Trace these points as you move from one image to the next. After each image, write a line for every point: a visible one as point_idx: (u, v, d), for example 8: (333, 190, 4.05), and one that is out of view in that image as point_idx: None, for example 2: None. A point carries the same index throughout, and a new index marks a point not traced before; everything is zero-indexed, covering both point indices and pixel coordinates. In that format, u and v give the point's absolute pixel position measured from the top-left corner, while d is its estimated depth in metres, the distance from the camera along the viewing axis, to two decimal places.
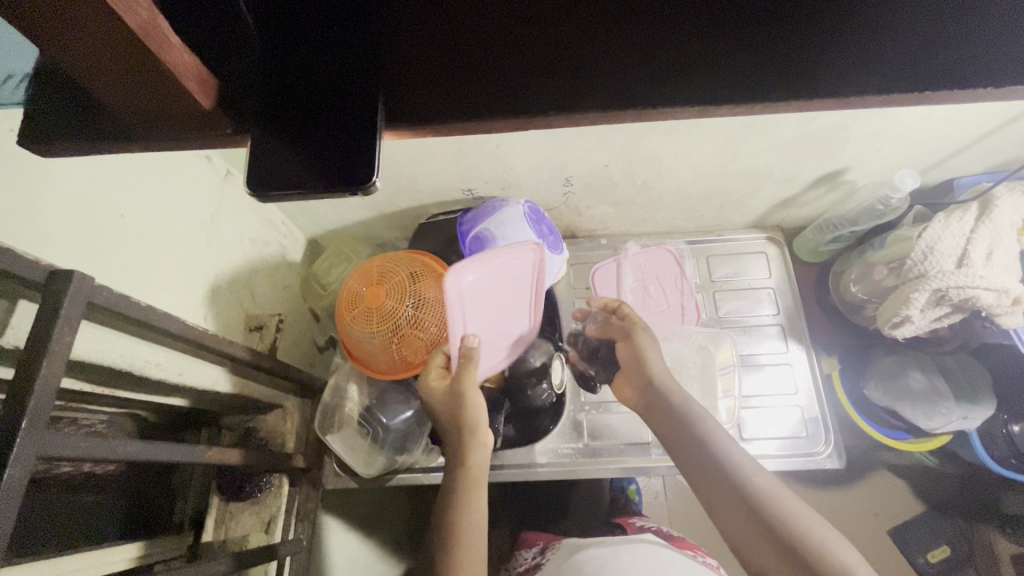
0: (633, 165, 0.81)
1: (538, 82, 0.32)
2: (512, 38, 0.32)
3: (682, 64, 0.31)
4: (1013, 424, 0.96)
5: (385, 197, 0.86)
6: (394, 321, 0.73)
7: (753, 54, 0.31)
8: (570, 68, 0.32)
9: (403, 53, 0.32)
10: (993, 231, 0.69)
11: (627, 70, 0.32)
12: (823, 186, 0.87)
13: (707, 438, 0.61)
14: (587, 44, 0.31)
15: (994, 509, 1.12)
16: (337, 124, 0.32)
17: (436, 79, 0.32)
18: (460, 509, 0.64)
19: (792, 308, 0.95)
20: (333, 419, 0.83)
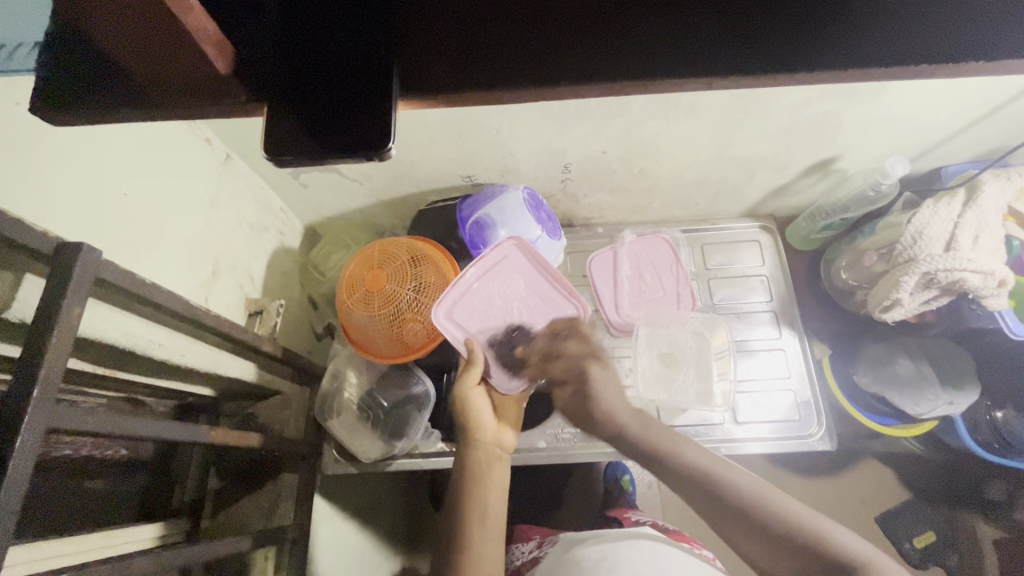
0: (631, 152, 0.81)
1: (551, 52, 0.33)
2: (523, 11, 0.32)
3: (694, 35, 0.32)
4: (996, 410, 1.00)
5: (384, 183, 0.86)
6: (395, 305, 0.74)
7: (761, 26, 0.32)
8: (580, 41, 0.33)
9: (417, 23, 0.33)
10: (979, 216, 0.71)
11: (640, 40, 0.32)
12: (815, 175, 0.89)
13: (680, 452, 0.58)
14: (596, 16, 0.32)
15: (978, 495, 1.16)
16: (351, 91, 0.32)
17: (448, 46, 0.33)
18: (466, 506, 0.63)
19: (784, 294, 0.97)
20: (332, 405, 0.83)
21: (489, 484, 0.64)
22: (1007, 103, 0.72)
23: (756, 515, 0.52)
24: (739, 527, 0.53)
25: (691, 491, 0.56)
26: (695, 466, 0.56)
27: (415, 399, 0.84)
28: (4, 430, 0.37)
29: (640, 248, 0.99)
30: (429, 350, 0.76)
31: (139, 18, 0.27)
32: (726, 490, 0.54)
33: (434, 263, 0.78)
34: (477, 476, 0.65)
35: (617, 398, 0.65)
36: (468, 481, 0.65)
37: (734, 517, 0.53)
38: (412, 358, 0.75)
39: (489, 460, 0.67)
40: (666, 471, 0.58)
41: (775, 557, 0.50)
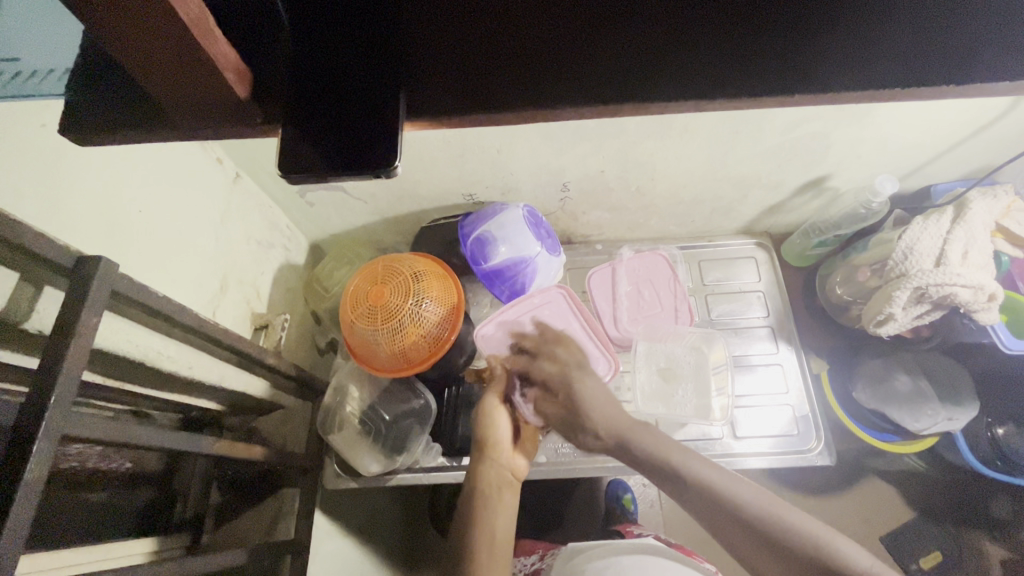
0: (628, 171, 0.84)
1: (549, 74, 0.35)
2: (520, 43, 0.35)
3: (683, 61, 0.34)
4: (997, 427, 1.01)
5: (387, 202, 0.88)
6: (397, 320, 0.74)
7: (743, 54, 0.34)
8: (570, 65, 0.35)
9: (422, 55, 0.35)
10: (968, 233, 0.73)
11: (633, 66, 0.35)
12: (808, 193, 0.92)
13: (681, 459, 0.59)
14: (585, 44, 0.35)
15: (982, 513, 1.16)
16: (361, 110, 0.34)
17: (452, 71, 0.35)
18: (477, 528, 0.65)
19: (781, 309, 0.98)
20: (333, 420, 0.83)
21: (500, 506, 0.67)
22: (990, 124, 0.74)
23: (764, 528, 0.52)
24: (742, 536, 0.54)
25: (692, 495, 0.57)
26: (693, 473, 0.57)
27: (417, 412, 0.85)
28: (21, 438, 0.38)
29: (638, 264, 1.01)
30: (429, 365, 0.76)
31: (166, 46, 0.29)
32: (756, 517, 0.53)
33: (436, 278, 0.78)
34: (489, 496, 0.68)
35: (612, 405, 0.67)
36: (481, 500, 0.67)
37: (739, 527, 0.54)
38: (413, 372, 0.75)
39: (500, 484, 0.70)
40: (668, 473, 0.59)
41: (777, 562, 0.51)
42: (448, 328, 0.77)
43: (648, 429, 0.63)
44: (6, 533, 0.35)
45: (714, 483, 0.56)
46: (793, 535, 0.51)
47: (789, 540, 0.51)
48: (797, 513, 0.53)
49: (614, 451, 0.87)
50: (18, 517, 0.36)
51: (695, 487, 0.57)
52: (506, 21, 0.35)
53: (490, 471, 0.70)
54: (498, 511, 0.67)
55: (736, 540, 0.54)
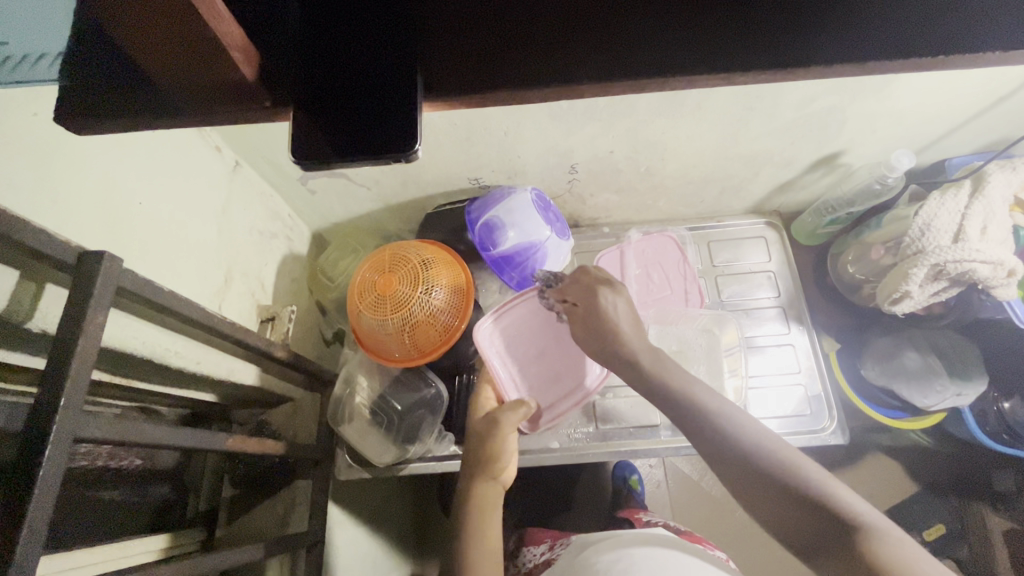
0: (637, 150, 0.81)
1: (577, 50, 0.33)
2: (543, 16, 0.33)
3: (712, 34, 0.33)
4: (1004, 401, 1.04)
5: (391, 188, 0.86)
6: (407, 309, 0.72)
7: (778, 25, 0.32)
8: (591, 37, 0.33)
9: (441, 31, 0.33)
10: (986, 207, 0.72)
11: (657, 41, 0.33)
12: (821, 170, 0.89)
13: (692, 390, 0.58)
14: (609, 17, 0.33)
15: (989, 487, 1.17)
16: (379, 93, 0.32)
17: (470, 47, 0.33)
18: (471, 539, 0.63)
19: (792, 290, 0.97)
20: (344, 411, 0.83)
21: (491, 522, 0.65)
22: (1011, 94, 0.72)
23: (759, 462, 0.51)
24: (738, 472, 0.52)
25: (692, 427, 0.56)
26: (699, 403, 0.57)
27: (427, 402, 0.83)
28: (32, 440, 0.37)
29: (648, 246, 0.99)
30: (440, 354, 0.75)
31: (156, 18, 0.27)
32: (768, 465, 0.51)
33: (445, 265, 0.76)
34: (481, 512, 0.65)
35: (631, 330, 0.65)
36: (476, 516, 0.65)
37: (734, 462, 0.53)
38: (425, 361, 0.74)
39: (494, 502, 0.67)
40: (673, 405, 0.58)
41: (773, 505, 0.49)
42: (459, 315, 0.75)
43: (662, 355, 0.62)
44: (23, 540, 0.34)
45: (721, 416, 0.55)
46: (790, 474, 0.50)
47: (785, 478, 0.50)
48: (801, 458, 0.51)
49: (627, 435, 0.86)
50: (33, 524, 0.35)
51: (698, 418, 0.56)
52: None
53: (489, 491, 0.67)
54: (491, 529, 0.65)
55: (733, 477, 0.53)
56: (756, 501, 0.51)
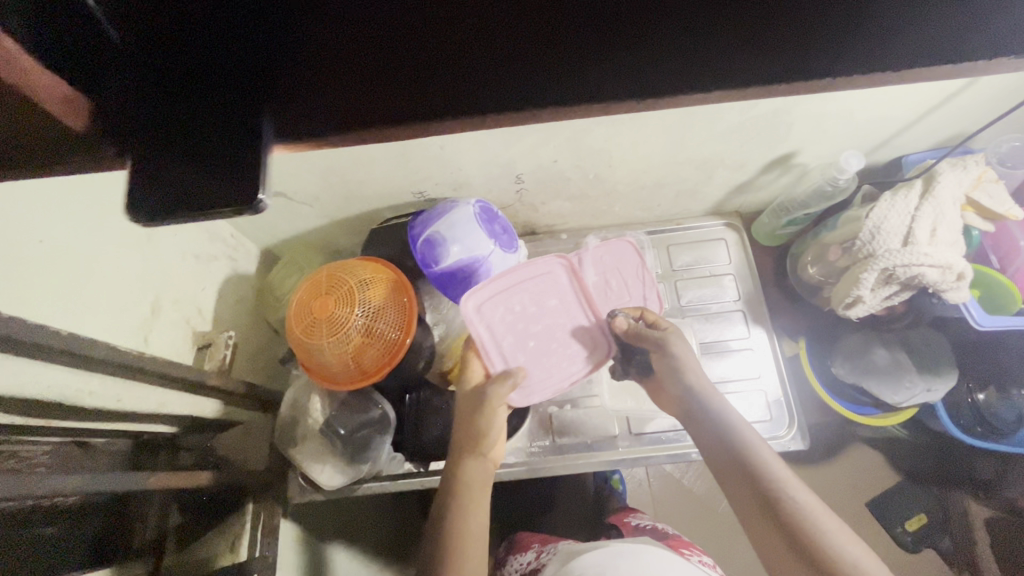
0: (582, 158, 0.79)
1: (436, 82, 0.30)
2: (398, 46, 0.29)
3: (588, 54, 0.29)
4: (977, 393, 1.06)
5: (334, 204, 0.84)
6: (345, 332, 0.70)
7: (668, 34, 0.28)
8: (452, 69, 0.30)
9: (287, 67, 0.30)
10: (936, 209, 0.70)
11: (526, 63, 0.29)
12: (776, 170, 0.87)
13: (750, 448, 0.59)
14: (476, 46, 0.29)
15: (968, 476, 1.17)
16: (223, 134, 0.30)
17: (310, 73, 0.30)
18: (456, 525, 0.59)
19: (752, 292, 0.95)
20: (293, 433, 0.81)
21: (476, 508, 0.61)
22: (961, 91, 0.70)
23: (802, 538, 0.53)
24: (775, 539, 0.54)
25: (743, 484, 0.58)
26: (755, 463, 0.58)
27: (375, 423, 0.81)
28: None
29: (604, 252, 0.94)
30: (383, 376, 0.74)
31: None
32: (795, 520, 0.54)
33: (385, 285, 0.74)
34: (470, 494, 0.62)
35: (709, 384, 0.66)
36: (464, 495, 0.61)
37: (776, 529, 0.54)
38: (367, 383, 0.72)
39: (483, 485, 0.64)
40: (730, 458, 0.60)
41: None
42: (402, 333, 0.74)
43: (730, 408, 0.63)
44: None
45: (773, 481, 0.57)
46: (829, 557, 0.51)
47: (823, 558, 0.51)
48: (844, 540, 0.52)
49: (583, 449, 0.85)
50: None
51: (751, 476, 0.58)
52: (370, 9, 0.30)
53: (478, 468, 0.64)
54: (479, 514, 0.61)
55: (769, 542, 0.55)
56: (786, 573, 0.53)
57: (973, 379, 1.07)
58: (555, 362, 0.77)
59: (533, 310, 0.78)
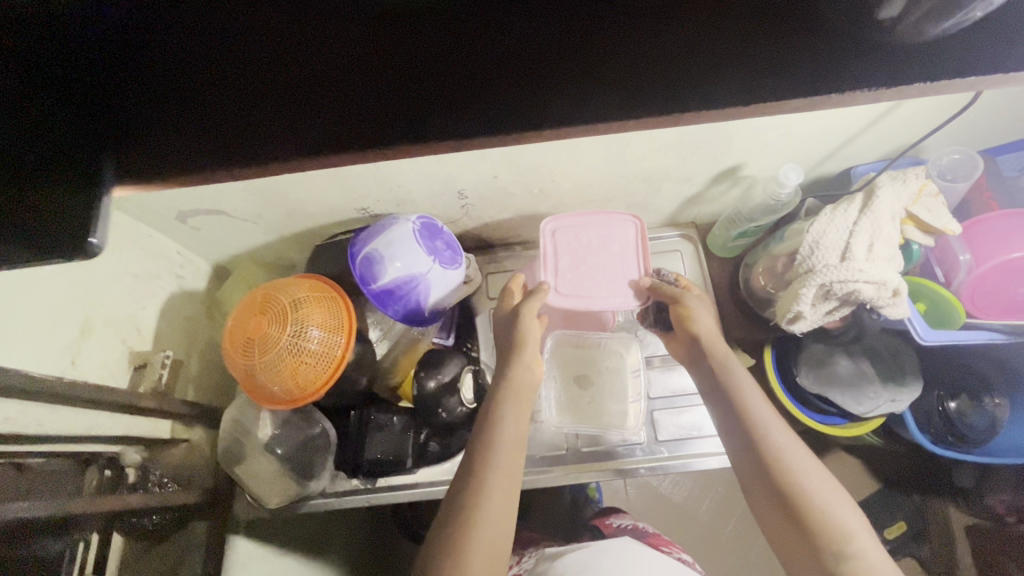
0: (523, 174, 0.79)
1: (298, 127, 0.33)
2: (260, 102, 0.33)
3: (432, 111, 0.33)
4: (948, 401, 1.05)
5: (278, 221, 0.84)
6: (277, 352, 0.70)
7: (500, 95, 0.33)
8: (317, 120, 0.33)
9: (142, 122, 0.32)
10: (874, 223, 0.69)
11: (394, 108, 0.33)
12: (724, 183, 0.87)
13: (742, 394, 0.65)
14: (339, 99, 0.33)
15: (947, 483, 1.16)
16: (61, 155, 0.31)
17: (170, 115, 0.32)
18: (491, 429, 0.63)
19: (705, 304, 0.95)
20: (236, 453, 0.81)
21: (511, 415, 0.66)
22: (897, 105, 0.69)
23: (779, 478, 0.58)
24: (757, 478, 0.60)
25: (733, 426, 0.64)
26: (745, 406, 0.64)
27: (318, 441, 0.82)
28: None
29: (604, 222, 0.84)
30: (320, 394, 0.73)
31: None
32: (773, 459, 0.60)
33: (321, 303, 0.74)
34: (506, 402, 0.67)
35: (712, 336, 0.73)
36: (500, 402, 0.67)
37: (758, 468, 0.60)
38: (304, 402, 0.72)
39: (514, 398, 0.68)
40: (726, 402, 0.66)
41: (780, 514, 0.58)
42: (339, 352, 0.74)
43: (730, 360, 0.69)
44: None
45: (760, 424, 0.62)
46: (802, 494, 0.57)
47: (796, 495, 0.57)
48: (819, 481, 0.58)
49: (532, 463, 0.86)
50: None
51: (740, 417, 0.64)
52: (236, 66, 0.33)
53: (516, 380, 0.70)
54: (514, 419, 0.65)
55: (752, 479, 0.61)
56: (767, 509, 0.60)
57: (944, 387, 1.06)
58: (601, 290, 0.81)
59: (598, 247, 0.83)
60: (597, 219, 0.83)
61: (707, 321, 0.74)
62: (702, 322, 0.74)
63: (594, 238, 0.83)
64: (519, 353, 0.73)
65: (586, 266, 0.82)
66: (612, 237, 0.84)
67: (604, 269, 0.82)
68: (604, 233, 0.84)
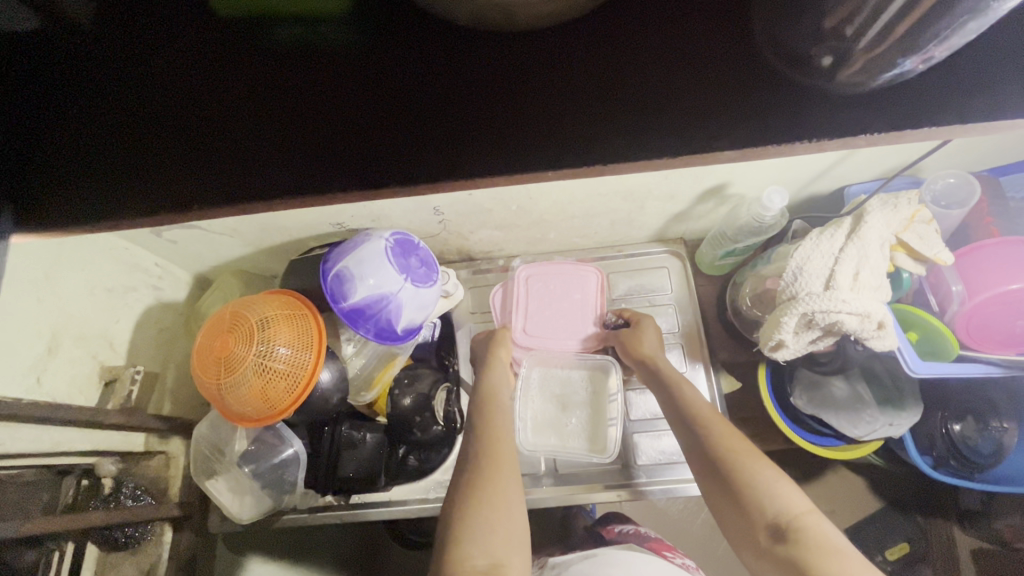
0: (499, 192, 0.77)
1: (202, 190, 0.45)
2: (181, 172, 0.46)
3: (325, 170, 0.45)
4: (952, 422, 0.99)
5: (253, 235, 0.83)
6: (242, 371, 0.69)
7: (357, 176, 0.45)
8: (222, 184, 0.46)
9: (88, 186, 0.46)
10: (861, 251, 0.65)
11: (298, 172, 0.45)
12: (711, 200, 0.84)
13: (686, 393, 0.71)
14: (239, 169, 0.46)
15: (951, 506, 1.12)
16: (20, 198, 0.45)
17: (98, 179, 0.47)
18: (485, 428, 0.69)
19: (691, 323, 0.92)
20: (209, 466, 0.80)
21: (498, 415, 0.72)
22: None
23: (724, 461, 0.61)
24: (705, 467, 0.63)
25: (681, 419, 0.69)
26: (689, 402, 0.69)
27: (287, 461, 0.80)
28: None
29: (571, 273, 0.93)
30: (288, 413, 0.72)
31: None
32: (715, 446, 0.63)
33: (289, 322, 0.73)
34: (491, 407, 0.73)
35: (655, 348, 0.80)
36: (487, 405, 0.73)
37: (704, 455, 0.63)
38: (270, 422, 0.71)
39: (494, 401, 0.75)
40: (673, 401, 0.71)
41: (728, 497, 0.59)
42: (307, 372, 0.73)
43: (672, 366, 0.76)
44: None
45: (702, 416, 0.67)
46: (744, 473, 0.59)
47: (739, 475, 0.59)
48: (760, 462, 0.60)
49: None
50: None
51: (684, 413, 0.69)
52: (154, 144, 0.47)
53: (496, 387, 0.77)
54: (502, 419, 0.71)
55: (702, 468, 0.63)
56: (719, 497, 0.61)
57: (947, 408, 1.00)
58: (559, 333, 0.91)
59: (560, 293, 0.93)
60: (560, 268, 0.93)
61: (651, 338, 0.82)
62: (648, 339, 0.82)
63: (557, 287, 0.93)
64: (494, 366, 0.81)
65: (546, 312, 0.92)
66: (574, 285, 0.93)
67: (562, 315, 0.92)
68: (566, 281, 0.93)
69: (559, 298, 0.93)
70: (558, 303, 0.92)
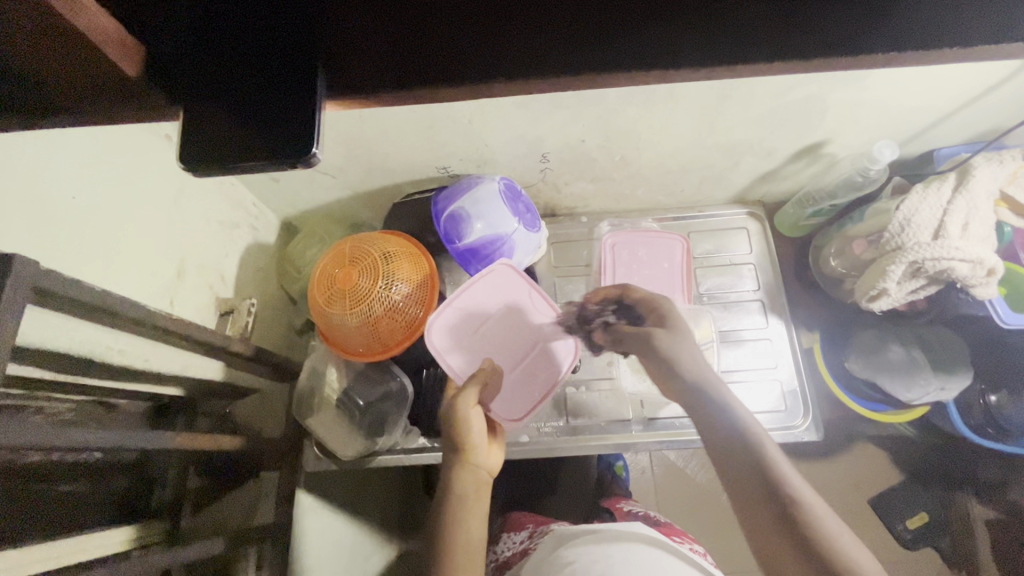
0: (611, 139, 0.78)
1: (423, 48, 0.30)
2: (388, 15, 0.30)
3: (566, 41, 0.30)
4: (990, 394, 0.98)
5: (358, 176, 0.84)
6: (368, 304, 0.70)
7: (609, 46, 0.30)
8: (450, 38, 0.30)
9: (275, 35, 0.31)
10: (969, 203, 0.69)
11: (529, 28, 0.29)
12: (804, 160, 0.86)
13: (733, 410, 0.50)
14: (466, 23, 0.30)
15: (971, 479, 1.12)
16: (271, 80, 0.31)
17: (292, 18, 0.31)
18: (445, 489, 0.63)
19: (773, 284, 0.95)
20: (311, 403, 0.81)
21: (458, 474, 0.64)
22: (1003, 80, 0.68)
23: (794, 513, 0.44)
24: (776, 533, 0.44)
25: (745, 451, 0.47)
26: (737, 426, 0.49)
27: (393, 395, 0.82)
28: None
29: (656, 240, 0.94)
30: (404, 348, 0.74)
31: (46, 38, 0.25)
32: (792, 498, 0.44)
33: (409, 259, 0.74)
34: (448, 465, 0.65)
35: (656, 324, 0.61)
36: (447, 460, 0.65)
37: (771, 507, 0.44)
38: (388, 355, 0.73)
39: (454, 457, 0.65)
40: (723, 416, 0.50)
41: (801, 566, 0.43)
42: (422, 311, 0.75)
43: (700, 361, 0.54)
44: None
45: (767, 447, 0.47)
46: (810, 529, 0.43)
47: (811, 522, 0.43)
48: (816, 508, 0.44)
49: (598, 430, 0.87)
50: None
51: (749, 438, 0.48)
52: None
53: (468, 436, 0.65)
54: (462, 476, 0.63)
55: (764, 534, 0.44)
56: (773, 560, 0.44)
57: (986, 379, 0.99)
58: (653, 295, 0.91)
59: (649, 258, 0.93)
60: (647, 232, 0.95)
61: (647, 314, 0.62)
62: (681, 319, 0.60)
63: (646, 250, 0.94)
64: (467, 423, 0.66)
65: (637, 275, 0.92)
66: (665, 249, 0.94)
67: (654, 277, 0.92)
68: (656, 246, 0.94)
69: (649, 262, 0.93)
70: (649, 267, 0.93)
